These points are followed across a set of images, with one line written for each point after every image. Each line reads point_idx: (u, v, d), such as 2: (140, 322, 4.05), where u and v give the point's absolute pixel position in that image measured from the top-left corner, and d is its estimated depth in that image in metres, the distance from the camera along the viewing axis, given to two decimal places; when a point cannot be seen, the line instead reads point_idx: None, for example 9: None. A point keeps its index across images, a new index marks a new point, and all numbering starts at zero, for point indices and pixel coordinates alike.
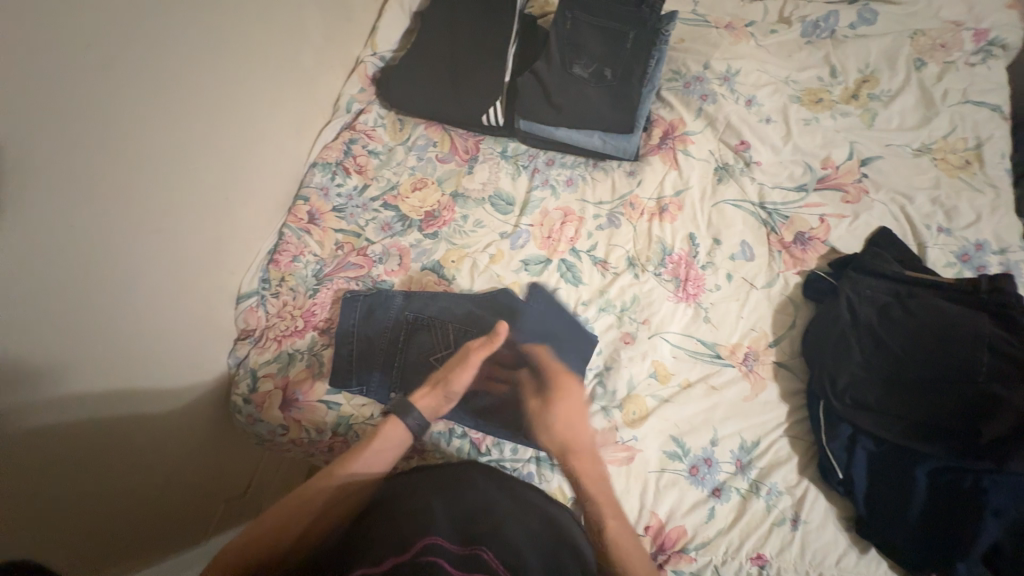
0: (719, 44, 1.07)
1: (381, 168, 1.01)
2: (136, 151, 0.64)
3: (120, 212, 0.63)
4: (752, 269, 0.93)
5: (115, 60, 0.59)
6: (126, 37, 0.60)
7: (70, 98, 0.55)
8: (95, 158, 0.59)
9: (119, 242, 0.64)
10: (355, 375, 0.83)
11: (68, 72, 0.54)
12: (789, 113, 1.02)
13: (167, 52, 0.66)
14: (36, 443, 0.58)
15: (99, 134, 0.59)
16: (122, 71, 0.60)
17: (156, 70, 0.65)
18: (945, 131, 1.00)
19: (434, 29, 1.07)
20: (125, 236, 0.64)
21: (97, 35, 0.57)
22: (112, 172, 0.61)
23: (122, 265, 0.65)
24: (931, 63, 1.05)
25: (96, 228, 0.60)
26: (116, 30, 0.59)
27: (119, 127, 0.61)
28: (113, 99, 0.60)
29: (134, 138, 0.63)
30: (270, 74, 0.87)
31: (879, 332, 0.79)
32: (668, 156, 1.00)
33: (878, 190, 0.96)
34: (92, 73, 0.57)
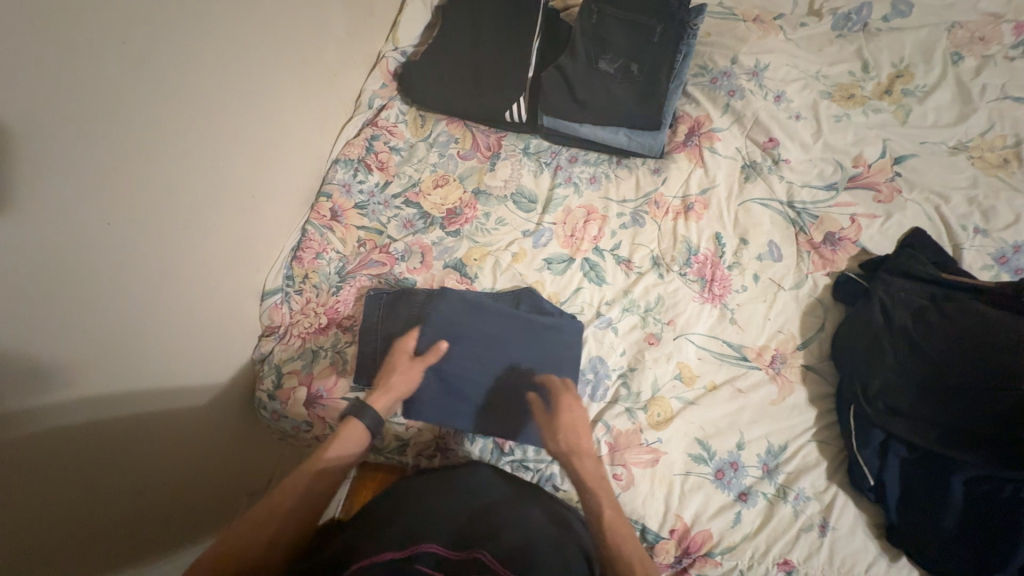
0: (748, 38, 1.04)
1: (403, 165, 1.00)
2: (167, 148, 0.65)
3: (151, 210, 0.64)
4: (779, 270, 0.91)
5: (146, 58, 0.60)
6: (156, 35, 0.60)
7: (105, 99, 0.56)
8: (127, 156, 0.60)
9: (151, 240, 0.65)
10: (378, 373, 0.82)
11: (102, 72, 0.55)
12: (819, 109, 0.99)
13: (195, 49, 0.66)
14: (69, 438, 0.59)
15: (127, 132, 0.59)
16: (152, 68, 0.61)
17: (186, 67, 0.65)
18: (983, 128, 0.97)
19: (456, 23, 1.05)
20: (156, 233, 0.65)
21: (128, 33, 0.57)
22: (145, 170, 0.62)
23: (151, 263, 0.65)
24: (968, 57, 1.02)
25: (129, 225, 0.61)
26: (147, 28, 0.59)
27: (146, 126, 0.61)
28: (145, 98, 0.60)
29: (165, 136, 0.64)
30: (294, 70, 0.86)
31: (914, 337, 0.77)
32: (693, 154, 0.98)
33: (911, 189, 0.93)
34: (125, 72, 0.57)
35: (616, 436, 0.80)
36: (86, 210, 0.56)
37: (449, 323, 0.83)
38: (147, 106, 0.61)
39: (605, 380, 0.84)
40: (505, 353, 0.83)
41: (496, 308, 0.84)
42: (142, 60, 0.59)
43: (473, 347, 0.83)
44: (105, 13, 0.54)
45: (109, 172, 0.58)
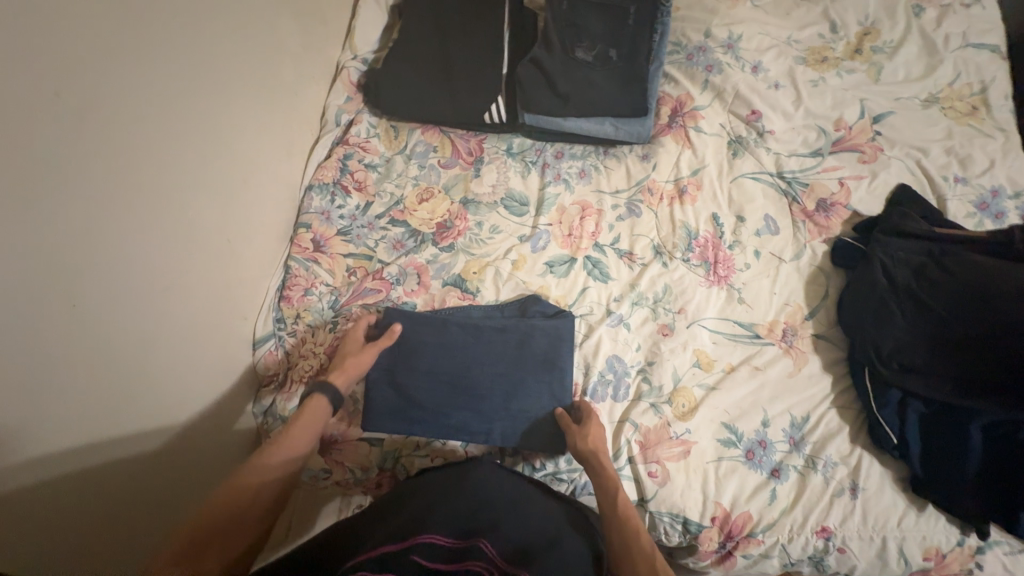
0: (717, 9, 1.02)
1: (382, 182, 0.94)
2: (130, 206, 0.58)
3: (122, 277, 0.58)
4: (778, 243, 0.91)
5: (89, 109, 0.53)
6: (95, 80, 0.53)
7: (51, 163, 0.49)
8: (85, 223, 0.53)
9: (126, 309, 0.59)
10: (396, 408, 0.77)
11: (41, 134, 0.48)
12: (796, 75, 0.99)
13: (144, 90, 0.60)
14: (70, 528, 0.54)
15: (78, 196, 0.52)
16: (99, 120, 0.54)
17: (136, 113, 0.59)
18: (951, 78, 0.99)
19: (417, 23, 0.99)
20: (133, 301, 0.59)
21: (62, 83, 0.50)
22: (108, 234, 0.56)
23: (131, 333, 0.59)
24: (929, 8, 1.03)
25: (98, 296, 0.55)
26: (84, 74, 0.52)
27: (98, 183, 0.54)
28: (96, 154, 0.54)
29: (124, 192, 0.58)
30: (253, 96, 0.79)
31: (919, 294, 0.79)
32: (679, 135, 0.96)
33: (892, 146, 0.95)
34: (68, 129, 0.51)
35: (645, 433, 0.79)
36: (48, 293, 0.50)
37: (459, 345, 0.80)
38: (99, 163, 0.54)
39: (626, 378, 0.83)
40: (519, 368, 0.80)
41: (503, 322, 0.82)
42: (85, 113, 0.52)
43: (485, 367, 0.80)
44: (31, 65, 0.47)
45: (66, 244, 0.51)
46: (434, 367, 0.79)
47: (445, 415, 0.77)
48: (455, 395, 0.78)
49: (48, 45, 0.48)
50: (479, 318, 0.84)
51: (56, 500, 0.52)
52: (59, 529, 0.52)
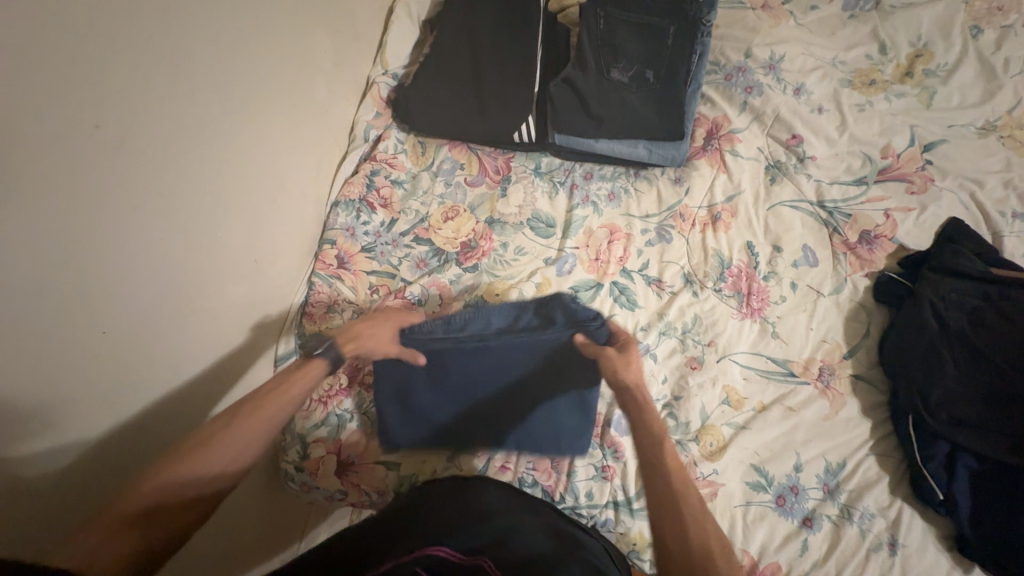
0: (759, 29, 0.98)
1: (407, 199, 0.93)
2: (164, 231, 0.58)
3: (152, 302, 0.58)
4: (817, 275, 0.87)
5: (125, 136, 0.52)
6: (134, 108, 0.53)
7: (87, 195, 0.49)
8: (121, 249, 0.53)
9: (155, 332, 0.59)
10: (422, 427, 0.76)
11: (82, 165, 0.48)
12: (841, 99, 0.95)
13: (180, 114, 0.59)
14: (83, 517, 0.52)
15: (120, 220, 0.53)
16: (137, 147, 0.54)
17: (174, 138, 0.59)
18: (1010, 105, 0.93)
19: (448, 37, 0.97)
20: (161, 325, 0.59)
21: (103, 113, 0.50)
22: (144, 260, 0.56)
23: (161, 354, 0.60)
24: (989, 29, 0.97)
25: (131, 319, 0.55)
26: (122, 101, 0.52)
27: (137, 207, 0.55)
28: (132, 181, 0.54)
29: (158, 219, 0.57)
30: (285, 114, 0.79)
31: (974, 342, 0.74)
32: (715, 158, 0.93)
33: (944, 177, 0.89)
34: (107, 158, 0.51)
35: None
36: (81, 324, 0.49)
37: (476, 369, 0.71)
38: (135, 190, 0.54)
39: None
40: (552, 386, 0.74)
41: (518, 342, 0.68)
42: (123, 140, 0.52)
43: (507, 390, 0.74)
44: (75, 97, 0.47)
45: (104, 271, 0.51)
46: (453, 392, 0.74)
47: (464, 432, 0.77)
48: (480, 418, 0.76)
49: (89, 76, 0.48)
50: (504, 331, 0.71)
51: (80, 482, 0.51)
52: (59, 497, 0.49)
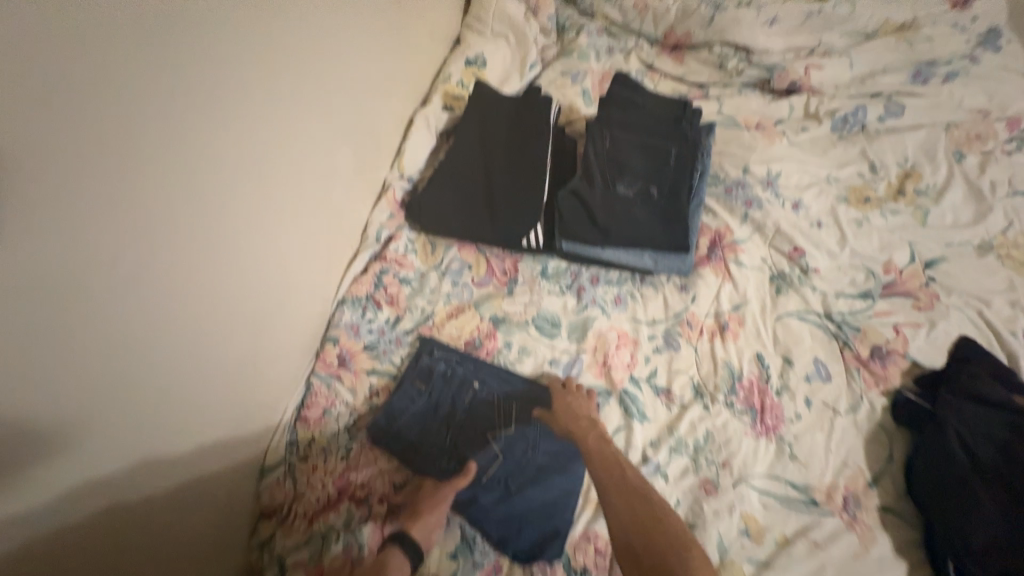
0: (755, 147, 1.05)
1: (414, 297, 0.94)
2: (154, 341, 0.57)
3: (117, 417, 0.54)
4: (831, 392, 0.84)
5: (131, 250, 0.53)
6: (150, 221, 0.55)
7: (75, 310, 0.48)
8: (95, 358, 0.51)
9: (119, 448, 0.55)
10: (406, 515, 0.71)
11: (76, 282, 0.48)
12: (839, 215, 0.98)
13: (192, 227, 0.60)
14: None
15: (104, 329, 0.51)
16: (140, 260, 0.54)
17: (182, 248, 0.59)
18: (1004, 225, 0.96)
19: (463, 146, 1.03)
20: (126, 436, 0.55)
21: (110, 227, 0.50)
22: (122, 374, 0.54)
23: (114, 471, 0.55)
24: (970, 154, 1.06)
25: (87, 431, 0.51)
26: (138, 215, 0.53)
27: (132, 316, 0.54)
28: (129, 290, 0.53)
29: (149, 327, 0.56)
30: (303, 217, 0.82)
31: (1010, 480, 0.69)
32: (719, 267, 0.94)
33: (949, 294, 0.90)
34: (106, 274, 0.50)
35: None
36: (29, 452, 0.46)
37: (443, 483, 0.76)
38: (129, 303, 0.53)
39: None
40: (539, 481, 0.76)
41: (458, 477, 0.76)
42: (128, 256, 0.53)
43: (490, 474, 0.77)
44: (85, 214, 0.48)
45: (68, 380, 0.48)
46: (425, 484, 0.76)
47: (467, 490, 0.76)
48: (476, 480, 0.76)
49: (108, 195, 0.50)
50: (495, 504, 0.74)
51: None
52: None
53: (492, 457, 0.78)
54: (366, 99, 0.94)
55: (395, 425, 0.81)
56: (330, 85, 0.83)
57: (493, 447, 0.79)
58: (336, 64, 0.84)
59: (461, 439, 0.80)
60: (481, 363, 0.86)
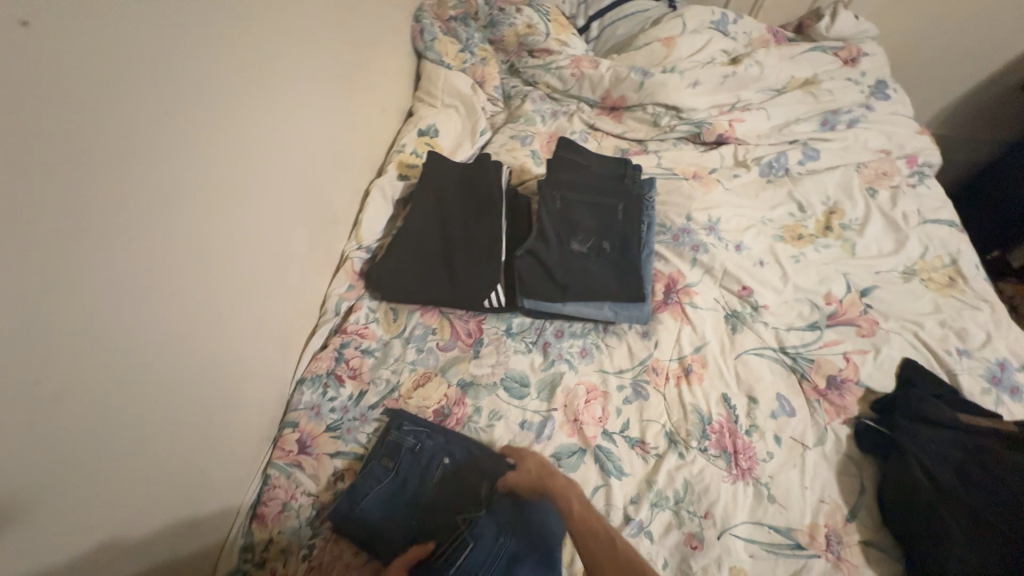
0: (694, 195, 1.13)
1: (377, 368, 0.91)
2: (67, 458, 0.53)
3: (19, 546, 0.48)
4: (797, 426, 0.86)
5: (46, 367, 0.50)
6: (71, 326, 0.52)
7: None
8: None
9: None
10: None
11: None
12: (777, 252, 1.06)
13: (122, 326, 0.58)
14: None
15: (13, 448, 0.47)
16: (58, 370, 0.51)
17: (108, 351, 0.57)
18: (921, 251, 1.07)
19: (420, 212, 1.04)
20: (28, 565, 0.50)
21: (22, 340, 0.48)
22: (24, 500, 0.49)
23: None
24: (881, 189, 1.18)
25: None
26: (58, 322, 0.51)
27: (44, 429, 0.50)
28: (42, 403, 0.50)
29: (61, 447, 0.52)
30: (254, 300, 0.80)
31: (972, 504, 0.71)
32: (677, 311, 0.98)
33: (887, 319, 0.96)
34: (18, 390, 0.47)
35: None
36: None
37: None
38: (40, 417, 0.49)
39: None
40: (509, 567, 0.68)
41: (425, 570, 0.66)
42: (43, 374, 0.50)
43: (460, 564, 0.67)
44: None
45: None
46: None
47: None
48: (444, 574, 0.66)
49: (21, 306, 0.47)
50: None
51: None
52: None
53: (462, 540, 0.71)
54: (320, 177, 0.96)
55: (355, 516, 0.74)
56: (280, 168, 0.85)
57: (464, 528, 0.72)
58: (287, 147, 0.86)
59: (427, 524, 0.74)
60: (450, 437, 0.82)
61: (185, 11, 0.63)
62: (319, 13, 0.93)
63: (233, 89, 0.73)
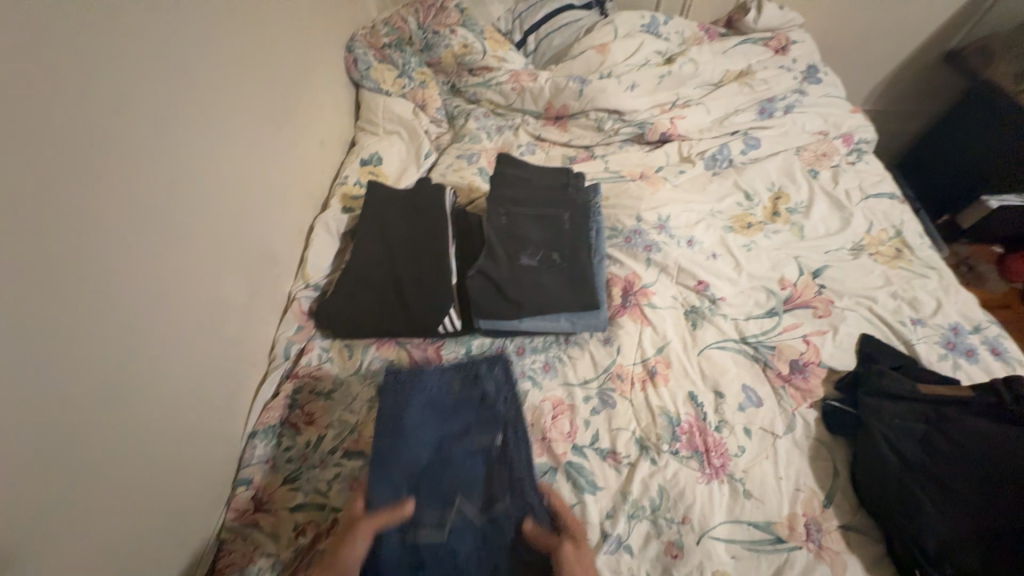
0: (643, 196, 1.13)
1: (335, 410, 0.87)
2: None
3: None
4: (766, 416, 0.85)
5: None
6: None
7: None
8: None
9: None
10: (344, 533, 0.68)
11: None
12: (729, 243, 1.06)
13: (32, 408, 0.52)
14: None
15: None
16: None
17: (32, 437, 0.52)
18: (866, 226, 1.09)
19: (365, 243, 1.02)
20: None
21: None
22: None
23: None
24: (822, 170, 1.21)
25: None
26: None
27: None
28: None
29: None
30: (193, 355, 0.76)
31: (939, 475, 0.71)
32: (636, 313, 0.97)
33: (841, 297, 0.97)
34: None
35: None
36: None
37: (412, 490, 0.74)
38: None
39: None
40: (498, 521, 0.72)
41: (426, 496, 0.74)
42: None
43: (460, 510, 0.74)
44: None
45: None
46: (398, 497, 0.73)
47: (429, 509, 0.73)
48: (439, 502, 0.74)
49: None
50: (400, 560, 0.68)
51: None
52: None
53: (442, 518, 0.73)
54: (257, 219, 0.93)
55: (398, 445, 0.78)
56: (213, 215, 0.82)
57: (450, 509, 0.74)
58: (218, 193, 0.83)
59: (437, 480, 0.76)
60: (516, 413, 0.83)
61: (86, 62, 0.59)
62: (242, 54, 0.91)
63: (151, 141, 0.70)
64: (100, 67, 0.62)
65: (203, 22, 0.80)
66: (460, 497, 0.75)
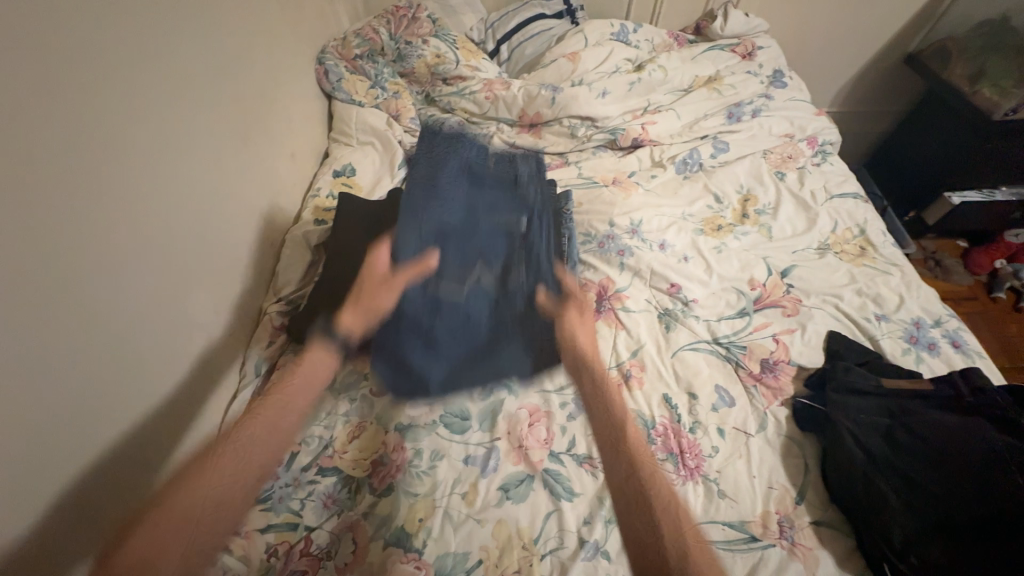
0: (615, 201, 1.14)
1: (309, 426, 0.87)
2: None
3: None
4: (738, 415, 0.86)
5: None
6: None
7: None
8: None
9: None
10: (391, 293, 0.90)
11: None
12: (700, 246, 1.08)
13: None
14: None
15: None
16: None
17: None
18: (831, 226, 1.12)
19: (336, 255, 1.00)
20: None
21: None
22: None
23: None
24: (788, 172, 1.24)
25: None
26: None
27: None
28: None
29: None
30: (157, 378, 0.75)
31: (902, 468, 0.73)
32: (610, 318, 0.97)
33: (809, 296, 1.00)
34: None
35: None
36: None
37: (442, 225, 0.98)
38: None
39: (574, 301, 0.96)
40: (512, 243, 0.99)
41: (453, 222, 0.99)
42: None
43: (479, 212, 1.02)
44: None
45: None
46: (431, 243, 0.97)
47: (468, 231, 0.99)
48: (462, 239, 0.98)
49: None
50: (422, 296, 0.90)
51: None
52: None
53: (466, 271, 0.95)
54: (225, 234, 0.92)
55: (436, 206, 1.00)
56: (180, 233, 0.81)
57: (470, 278, 0.94)
58: (187, 210, 0.82)
59: (464, 238, 0.98)
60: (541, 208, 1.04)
61: (43, 72, 0.57)
62: (212, 68, 0.90)
63: (113, 153, 0.68)
64: (67, 87, 0.61)
65: (171, 38, 0.79)
66: (472, 232, 1.00)
